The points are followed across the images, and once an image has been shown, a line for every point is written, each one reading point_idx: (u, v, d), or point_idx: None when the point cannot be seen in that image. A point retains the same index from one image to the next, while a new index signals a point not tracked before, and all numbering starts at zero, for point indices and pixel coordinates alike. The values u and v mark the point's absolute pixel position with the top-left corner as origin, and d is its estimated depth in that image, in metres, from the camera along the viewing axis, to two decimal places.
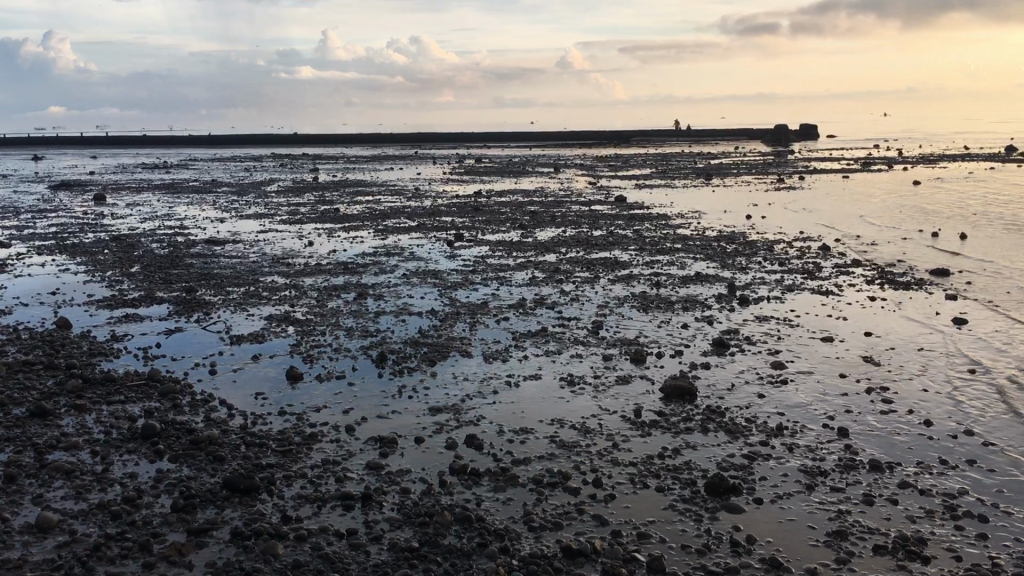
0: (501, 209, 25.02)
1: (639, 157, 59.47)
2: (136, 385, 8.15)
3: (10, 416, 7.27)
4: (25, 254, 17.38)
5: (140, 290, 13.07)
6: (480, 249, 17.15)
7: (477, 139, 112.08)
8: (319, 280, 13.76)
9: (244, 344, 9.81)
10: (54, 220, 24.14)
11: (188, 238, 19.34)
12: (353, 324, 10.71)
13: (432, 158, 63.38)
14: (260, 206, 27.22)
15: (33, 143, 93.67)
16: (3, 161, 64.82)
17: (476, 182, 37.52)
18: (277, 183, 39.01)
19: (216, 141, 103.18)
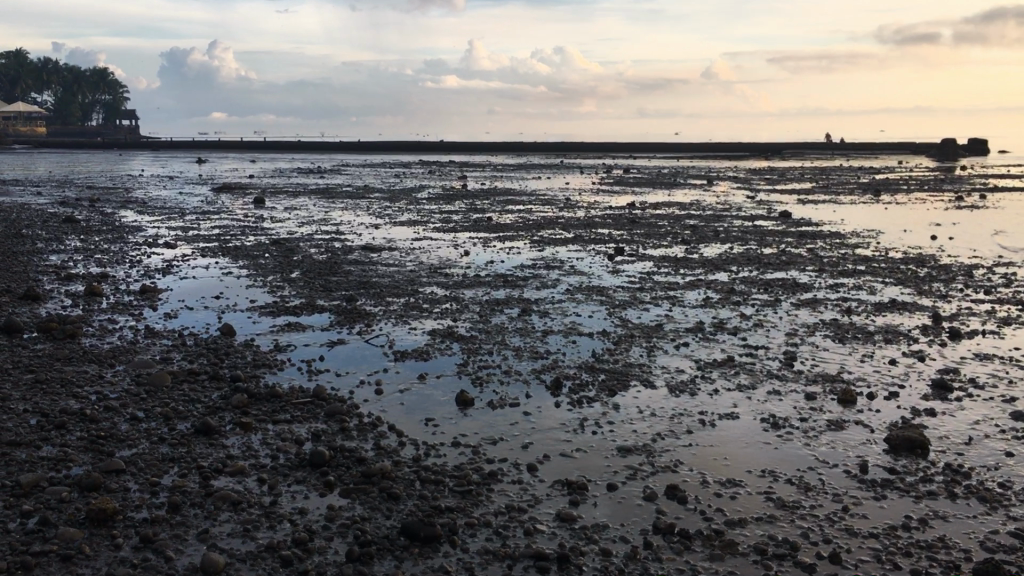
0: (658, 223, 24.01)
1: (794, 171, 57.06)
2: (300, 403, 7.69)
3: (175, 432, 6.90)
4: (189, 255, 17.63)
5: (299, 296, 12.84)
6: (643, 264, 16.24)
7: (622, 148, 110.94)
8: (479, 293, 13.20)
9: (409, 362, 9.26)
10: (216, 221, 24.72)
11: (345, 244, 19.25)
12: (520, 344, 10.04)
13: (578, 168, 62.91)
14: (412, 213, 27.17)
15: (197, 147, 98.83)
16: (169, 164, 68.35)
17: (626, 193, 36.61)
18: (427, 189, 39.20)
19: (364, 147, 106.05)
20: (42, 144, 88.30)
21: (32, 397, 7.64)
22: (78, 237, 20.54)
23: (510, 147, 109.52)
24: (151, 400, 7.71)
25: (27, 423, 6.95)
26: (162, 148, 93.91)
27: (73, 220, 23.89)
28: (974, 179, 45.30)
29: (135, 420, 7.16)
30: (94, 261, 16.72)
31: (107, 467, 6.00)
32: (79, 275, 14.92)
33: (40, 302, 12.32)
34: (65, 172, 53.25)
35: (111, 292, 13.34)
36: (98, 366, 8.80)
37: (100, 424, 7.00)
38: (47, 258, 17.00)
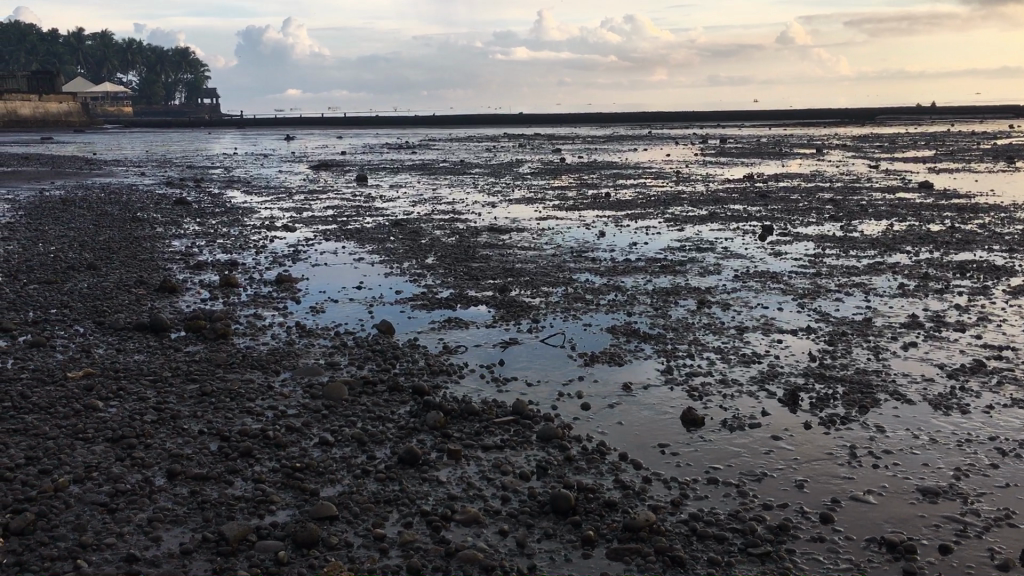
0: (792, 197, 22.39)
1: (904, 139, 54.20)
2: (505, 423, 6.62)
3: (377, 462, 5.90)
4: (312, 239, 16.85)
5: (446, 287, 11.82)
6: (804, 245, 14.79)
7: (710, 118, 108.00)
8: (641, 281, 11.99)
9: (601, 368, 8.08)
10: (328, 201, 24.00)
11: (469, 225, 18.21)
12: (719, 343, 8.78)
13: (672, 139, 61.09)
14: (524, 190, 26.05)
15: (281, 125, 99.51)
16: (259, 141, 68.76)
17: (738, 165, 34.84)
18: (526, 164, 38.06)
19: (446, 122, 105.50)
20: (133, 124, 90.02)
21: (203, 416, 6.77)
22: (194, 220, 20.00)
23: (595, 118, 107.67)
24: (335, 419, 6.75)
25: (207, 450, 6.06)
26: (248, 126, 94.73)
27: (184, 201, 23.51)
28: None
29: (324, 445, 6.20)
30: (218, 247, 16.07)
31: (318, 513, 5.02)
32: (207, 262, 14.26)
33: (177, 295, 11.59)
34: (165, 151, 53.82)
35: (246, 282, 12.57)
36: (263, 375, 7.91)
37: (290, 451, 6.06)
38: (170, 243, 16.43)
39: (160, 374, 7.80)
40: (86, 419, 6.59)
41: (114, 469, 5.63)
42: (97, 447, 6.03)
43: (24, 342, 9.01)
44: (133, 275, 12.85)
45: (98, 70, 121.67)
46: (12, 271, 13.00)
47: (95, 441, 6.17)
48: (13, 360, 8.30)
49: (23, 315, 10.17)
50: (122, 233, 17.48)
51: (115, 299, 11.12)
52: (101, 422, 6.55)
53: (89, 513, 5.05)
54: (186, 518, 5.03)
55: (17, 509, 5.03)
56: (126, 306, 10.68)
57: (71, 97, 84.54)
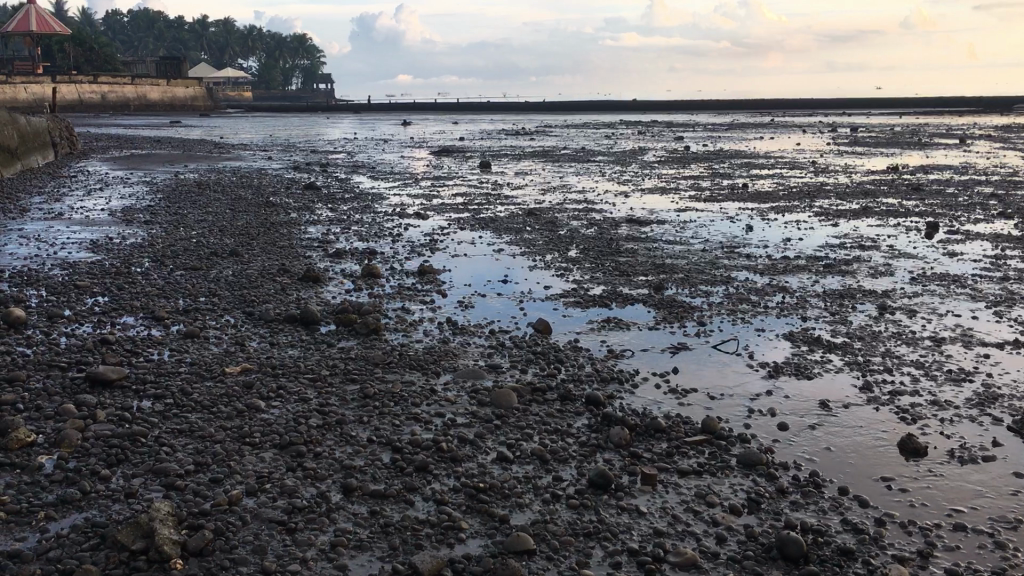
0: (948, 192, 20.86)
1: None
2: (698, 442, 5.97)
3: (565, 485, 5.35)
4: (447, 228, 16.51)
5: (595, 284, 11.22)
6: (979, 244, 13.56)
7: (834, 106, 103.76)
8: (807, 281, 11.13)
9: (789, 380, 7.31)
10: (456, 188, 23.73)
11: (606, 216, 17.57)
12: (916, 356, 7.88)
13: (799, 127, 58.76)
14: (655, 180, 25.20)
15: (397, 110, 100.69)
16: (378, 126, 69.56)
17: (878, 155, 33.04)
18: (650, 152, 37.04)
19: (559, 108, 104.87)
20: (255, 108, 92.55)
21: (369, 422, 6.38)
22: (326, 206, 19.99)
23: (713, 105, 104.99)
24: (509, 431, 6.24)
25: (381, 462, 5.64)
26: (365, 111, 96.10)
27: (314, 186, 23.61)
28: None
29: (504, 462, 5.70)
30: (354, 234, 15.89)
31: (514, 547, 4.51)
32: (345, 250, 14.06)
33: (321, 285, 11.36)
34: (288, 135, 54.82)
35: (388, 272, 12.27)
36: (423, 377, 7.48)
37: (468, 468, 5.58)
38: (307, 230, 16.35)
39: (319, 374, 7.47)
40: (251, 422, 6.28)
41: (288, 482, 5.26)
42: (265, 455, 5.70)
43: (178, 333, 8.87)
44: (276, 263, 12.74)
45: (223, 57, 125.71)
46: (158, 256, 13.06)
47: (263, 447, 5.84)
48: (170, 353, 8.13)
49: (174, 304, 10.08)
50: (259, 218, 17.55)
51: (261, 289, 10.95)
52: (267, 425, 6.23)
53: (268, 532, 4.67)
54: (371, 543, 4.58)
55: (192, 525, 4.69)
56: (273, 296, 10.51)
57: (198, 82, 87.36)
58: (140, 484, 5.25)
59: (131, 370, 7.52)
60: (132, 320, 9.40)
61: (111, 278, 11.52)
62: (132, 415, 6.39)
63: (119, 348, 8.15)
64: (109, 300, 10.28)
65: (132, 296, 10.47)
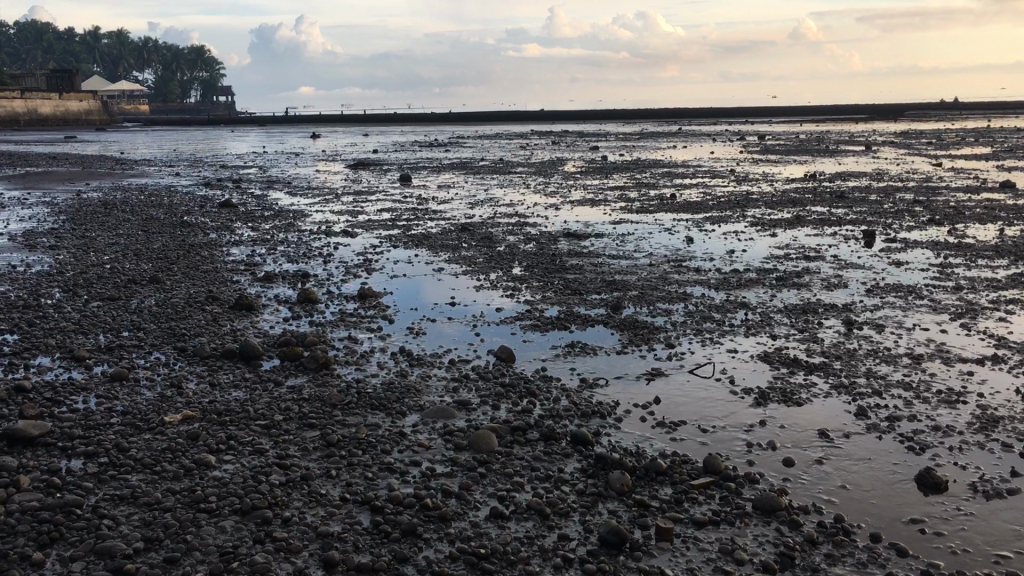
0: (872, 198, 21.13)
1: (951, 133, 52.55)
2: (705, 485, 5.47)
3: (575, 546, 4.78)
4: (379, 246, 15.81)
5: (549, 304, 10.71)
6: (921, 252, 13.56)
7: (737, 115, 106.00)
8: (764, 296, 10.86)
9: (779, 408, 6.90)
10: (380, 203, 22.97)
11: (542, 230, 17.12)
12: (901, 376, 7.58)
13: (708, 135, 59.74)
14: (581, 190, 24.92)
15: (304, 122, 98.68)
16: (285, 138, 67.87)
17: (793, 162, 33.56)
18: (570, 162, 36.85)
19: (469, 119, 104.71)
20: (154, 122, 89.38)
21: (339, 476, 5.69)
22: (246, 225, 19.00)
23: (622, 114, 105.92)
24: (497, 480, 5.64)
25: (362, 526, 4.98)
26: (269, 123, 93.82)
27: (230, 203, 22.51)
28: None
29: (499, 519, 5.09)
30: (281, 255, 15.04)
31: None
32: (275, 273, 13.23)
33: (255, 314, 10.55)
34: (192, 150, 52.97)
35: (325, 297, 11.53)
36: (388, 418, 6.82)
37: (462, 530, 4.96)
38: (229, 251, 15.41)
39: (272, 419, 6.74)
40: (204, 483, 5.52)
41: (259, 558, 4.56)
42: (226, 523, 4.97)
43: (102, 375, 7.98)
44: (201, 289, 11.84)
45: (118, 68, 121.18)
46: (69, 285, 12.01)
47: (222, 514, 5.10)
48: (96, 400, 7.26)
49: (94, 340, 9.15)
50: (175, 240, 16.50)
51: (190, 320, 10.09)
52: (222, 485, 5.49)
53: None
54: None
55: None
56: (206, 329, 9.67)
57: (92, 95, 83.80)
58: (82, 569, 4.47)
59: (54, 422, 6.64)
60: (48, 361, 8.45)
61: (18, 312, 10.45)
62: (62, 479, 5.56)
63: (37, 396, 7.23)
64: (19, 337, 9.28)
65: (45, 332, 9.48)
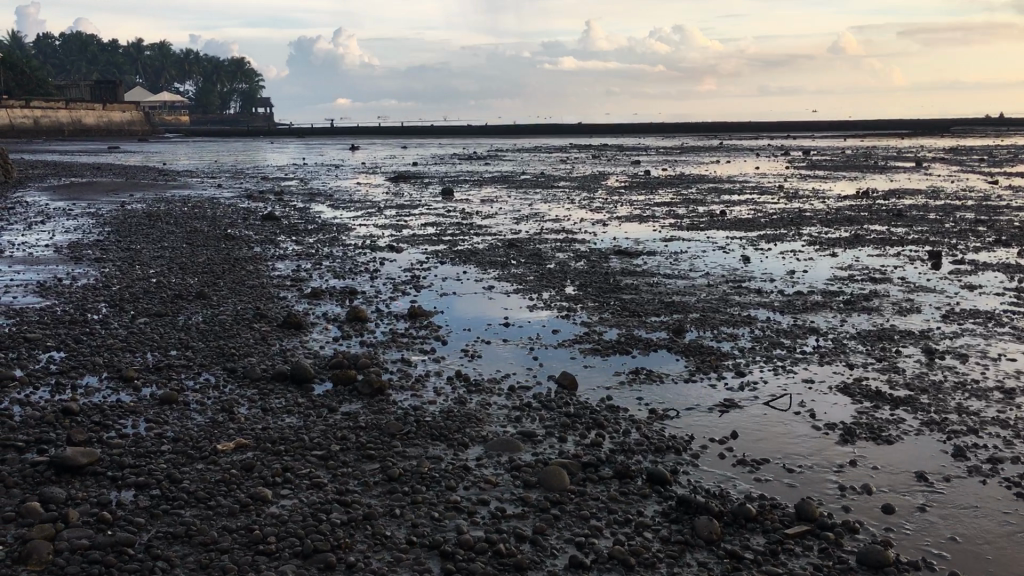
0: (930, 217, 20.48)
1: (1003, 150, 51.34)
2: (801, 535, 5.04)
3: None
4: (426, 262, 15.51)
5: (607, 327, 10.31)
6: (992, 275, 12.98)
7: (777, 130, 104.89)
8: (833, 320, 10.38)
9: (868, 446, 6.43)
10: (423, 217, 22.74)
11: (591, 247, 16.75)
12: (995, 411, 7.07)
13: (750, 150, 59.01)
14: (627, 206, 24.51)
15: (342, 134, 99.18)
16: (324, 151, 68.12)
17: (842, 179, 32.87)
18: (612, 177, 36.44)
19: (506, 132, 104.66)
20: (195, 133, 90.22)
21: (403, 516, 5.34)
22: (290, 239, 18.82)
23: (660, 128, 105.39)
24: (573, 523, 5.25)
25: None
26: (308, 135, 94.40)
27: (273, 216, 22.36)
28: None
29: (579, 570, 4.70)
30: (327, 270, 14.79)
31: None
32: (322, 289, 12.96)
33: (304, 333, 10.26)
34: (233, 161, 53.24)
35: (375, 315, 11.23)
36: (451, 450, 6.45)
37: None
38: (275, 266, 15.19)
39: (328, 449, 6.41)
40: (261, 521, 5.19)
41: None
42: (287, 568, 4.63)
43: (151, 397, 7.71)
44: (249, 306, 11.59)
45: (160, 80, 122.79)
46: (115, 300, 11.82)
47: (283, 558, 4.76)
48: (146, 424, 6.98)
49: (142, 360, 8.89)
50: (221, 253, 16.33)
51: (239, 339, 9.81)
52: (280, 524, 5.15)
53: None
54: None
55: None
56: (256, 348, 9.40)
57: (135, 106, 84.74)
58: None
59: (103, 449, 6.36)
60: (96, 381, 8.20)
61: (65, 328, 10.24)
62: (112, 513, 5.26)
63: (85, 420, 6.97)
64: (66, 355, 9.05)
65: (93, 349, 9.25)
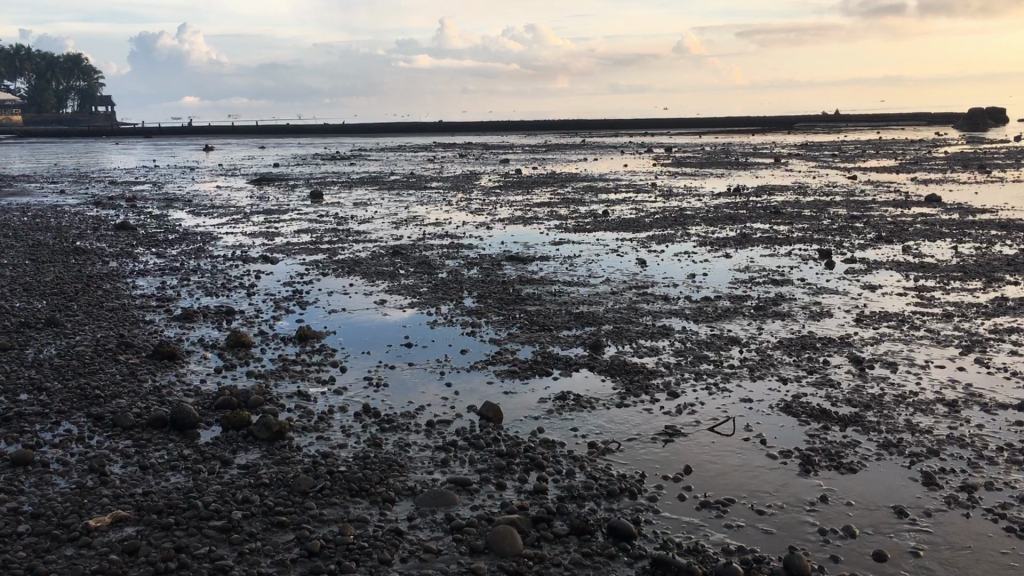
0: (807, 214, 20.76)
1: (850, 145, 53.78)
2: None
3: None
4: (306, 274, 14.38)
5: (519, 344, 9.56)
6: (886, 273, 13.00)
7: (635, 127, 107.04)
8: (751, 328, 9.99)
9: (833, 478, 5.91)
10: (295, 223, 21.39)
11: (480, 253, 15.98)
12: (947, 428, 6.71)
13: (614, 148, 59.68)
14: (507, 207, 23.89)
15: (193, 134, 94.73)
16: (174, 152, 64.59)
17: (711, 176, 33.33)
18: (484, 176, 35.80)
19: (367, 131, 102.61)
20: (29, 133, 84.05)
21: None
22: (149, 251, 17.19)
23: (522, 125, 105.77)
24: None
25: None
26: (153, 135, 89.58)
27: (127, 226, 20.51)
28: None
29: None
30: (196, 287, 13.44)
31: None
32: (194, 309, 11.67)
33: (180, 364, 9.05)
34: (72, 164, 49.57)
35: (258, 339, 10.09)
36: (376, 511, 5.55)
37: None
38: (137, 284, 13.71)
39: (230, 518, 5.39)
40: None
41: None
42: None
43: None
44: (110, 333, 10.22)
45: None
46: None
47: None
48: None
49: None
50: (70, 270, 14.66)
51: (102, 375, 8.52)
52: None
53: None
54: None
55: None
56: (124, 387, 8.15)
57: None
58: None
59: None
60: None
61: None
62: None
63: None
64: None
65: None
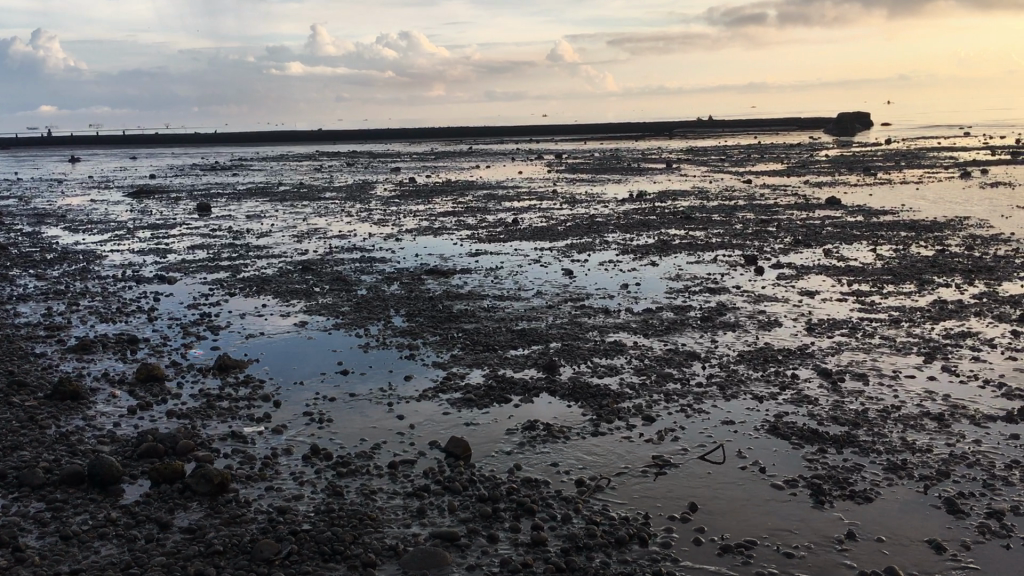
0: (718, 219, 20.70)
1: (734, 149, 55.13)
2: None
3: None
4: (211, 294, 13.24)
5: (466, 368, 8.84)
6: (818, 278, 12.85)
7: (519, 134, 107.34)
8: (706, 341, 9.55)
9: (853, 509, 5.45)
10: (187, 238, 19.99)
11: (395, 266, 15.13)
12: (946, 446, 6.37)
13: (504, 154, 59.43)
14: (411, 217, 23.05)
15: (55, 144, 89.70)
16: (37, 163, 60.70)
17: (609, 182, 33.28)
18: (379, 186, 34.78)
19: (244, 140, 99.38)
20: None
21: None
22: (26, 273, 15.60)
23: (405, 134, 104.45)
24: None
25: None
26: (11, 145, 84.29)
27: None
28: (944, 150, 44.01)
29: None
30: (88, 313, 12.12)
31: None
32: (91, 338, 10.45)
33: (85, 405, 7.95)
34: None
35: (172, 371, 9.03)
36: None
37: None
38: (19, 311, 12.30)
39: None
40: None
41: None
42: None
43: None
44: None
45: None
46: None
47: None
48: None
49: None
50: None
51: None
52: None
53: None
54: None
55: None
56: (24, 435, 7.03)
57: None
58: None
59: None
60: None
61: None
62: None
63: None
64: None
65: None
